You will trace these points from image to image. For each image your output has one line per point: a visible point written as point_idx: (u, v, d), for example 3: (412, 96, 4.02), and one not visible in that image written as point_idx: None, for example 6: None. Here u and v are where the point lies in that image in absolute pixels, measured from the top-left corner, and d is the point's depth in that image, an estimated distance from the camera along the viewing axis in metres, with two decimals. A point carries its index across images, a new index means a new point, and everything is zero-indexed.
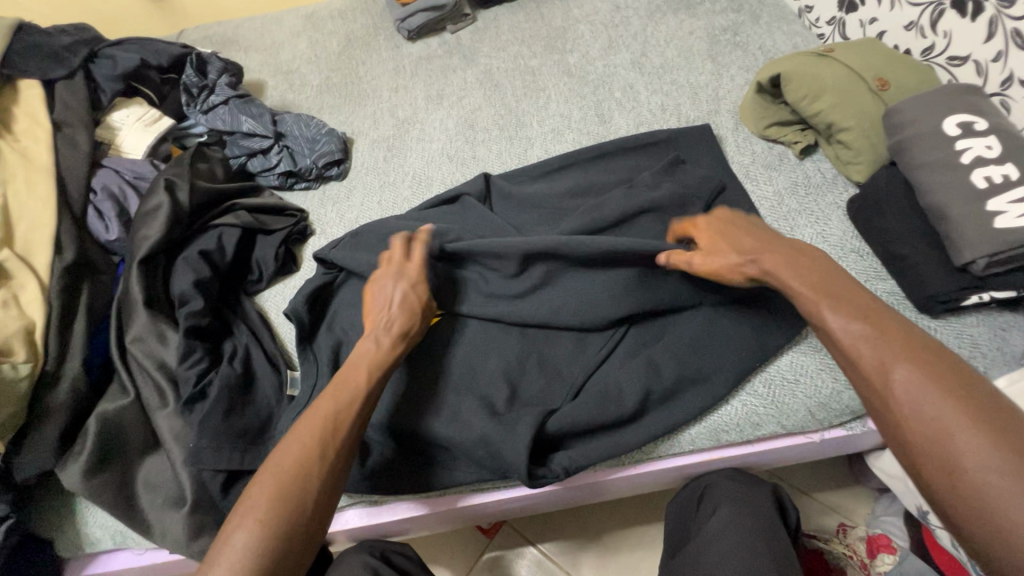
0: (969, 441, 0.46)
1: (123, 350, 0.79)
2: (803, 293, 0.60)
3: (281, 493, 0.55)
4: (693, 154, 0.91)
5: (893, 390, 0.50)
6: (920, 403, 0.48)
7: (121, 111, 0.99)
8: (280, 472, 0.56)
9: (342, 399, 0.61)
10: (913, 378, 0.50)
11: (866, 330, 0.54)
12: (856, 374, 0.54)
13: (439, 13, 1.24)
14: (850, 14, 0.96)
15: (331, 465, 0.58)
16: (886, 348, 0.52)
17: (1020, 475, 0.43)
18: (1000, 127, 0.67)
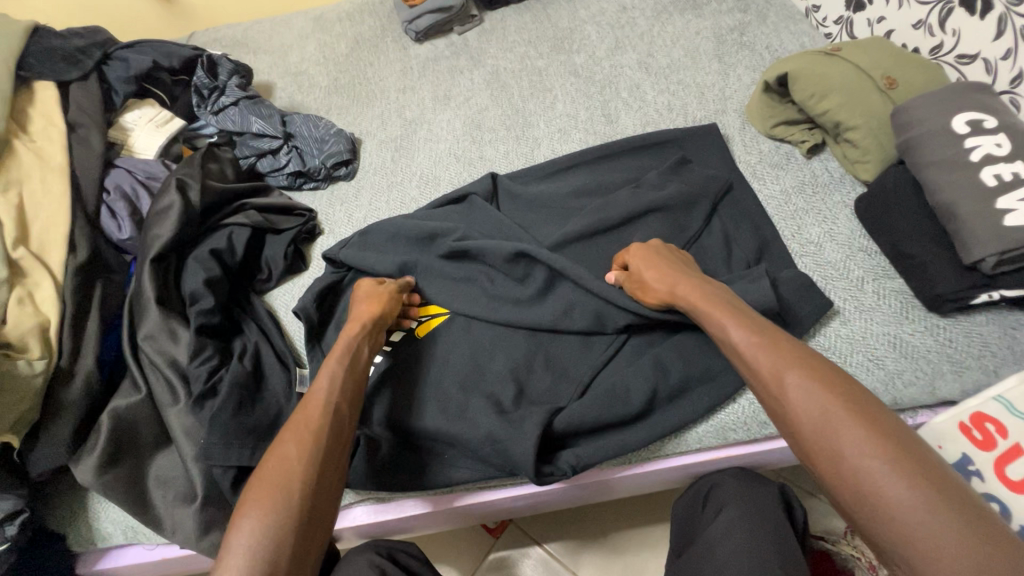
0: (847, 440, 0.48)
1: (135, 347, 0.81)
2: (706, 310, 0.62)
3: (273, 487, 0.55)
4: (699, 153, 0.91)
5: (787, 399, 0.52)
6: (811, 411, 0.50)
7: (133, 113, 1.01)
8: (271, 465, 0.56)
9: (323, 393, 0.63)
10: (803, 387, 0.51)
11: (760, 343, 0.56)
12: (755, 385, 0.56)
13: (447, 14, 1.25)
14: (858, 14, 0.96)
15: (321, 454, 0.58)
16: (777, 359, 0.54)
17: (903, 475, 0.45)
18: (1010, 125, 0.66)
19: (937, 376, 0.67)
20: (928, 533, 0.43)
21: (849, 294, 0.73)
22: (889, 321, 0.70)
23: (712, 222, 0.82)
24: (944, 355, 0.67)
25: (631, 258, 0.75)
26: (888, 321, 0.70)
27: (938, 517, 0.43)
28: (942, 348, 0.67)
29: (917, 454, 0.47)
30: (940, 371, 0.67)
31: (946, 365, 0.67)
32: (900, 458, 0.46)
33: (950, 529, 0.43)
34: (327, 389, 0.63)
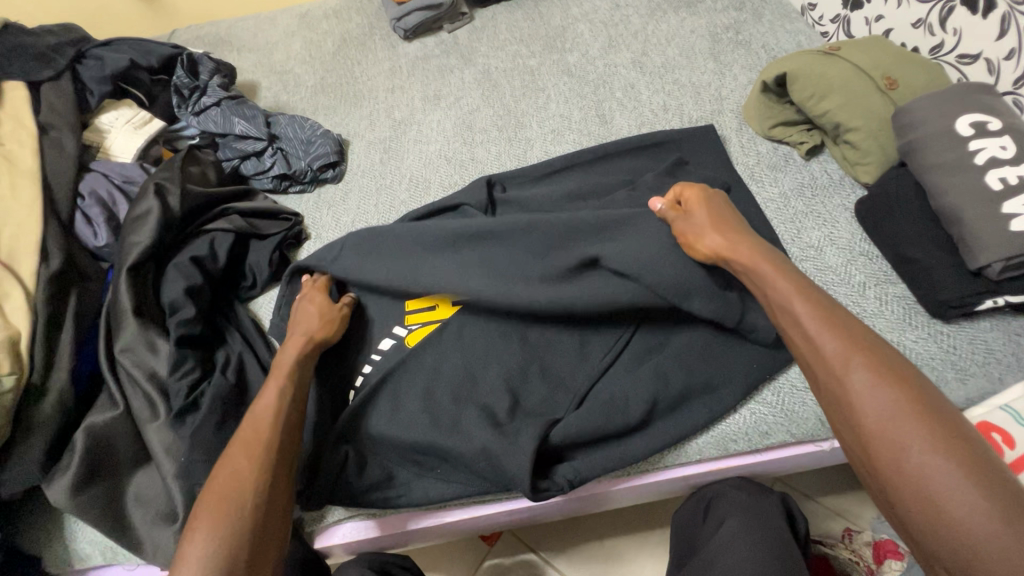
0: (911, 437, 0.47)
1: (112, 360, 0.77)
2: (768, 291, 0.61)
3: (218, 497, 0.55)
4: (696, 155, 0.89)
5: (850, 390, 0.51)
6: (877, 405, 0.49)
7: (110, 114, 0.97)
8: (213, 484, 0.56)
9: (265, 406, 0.63)
10: (868, 379, 0.50)
11: (825, 329, 0.54)
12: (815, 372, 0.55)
13: (436, 12, 1.22)
14: (855, 12, 0.94)
15: (263, 468, 0.58)
16: (844, 348, 0.53)
17: (970, 480, 0.44)
18: (1014, 127, 0.64)
19: (941, 384, 0.65)
20: (991, 542, 0.42)
21: (851, 300, 0.72)
22: (892, 327, 0.69)
23: None
24: (949, 363, 0.66)
25: (689, 203, 0.73)
26: (891, 328, 0.69)
27: (999, 526, 0.42)
28: (947, 355, 0.66)
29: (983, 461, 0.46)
30: (944, 379, 0.65)
31: (951, 372, 0.65)
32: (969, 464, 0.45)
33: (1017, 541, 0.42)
34: (268, 402, 0.64)
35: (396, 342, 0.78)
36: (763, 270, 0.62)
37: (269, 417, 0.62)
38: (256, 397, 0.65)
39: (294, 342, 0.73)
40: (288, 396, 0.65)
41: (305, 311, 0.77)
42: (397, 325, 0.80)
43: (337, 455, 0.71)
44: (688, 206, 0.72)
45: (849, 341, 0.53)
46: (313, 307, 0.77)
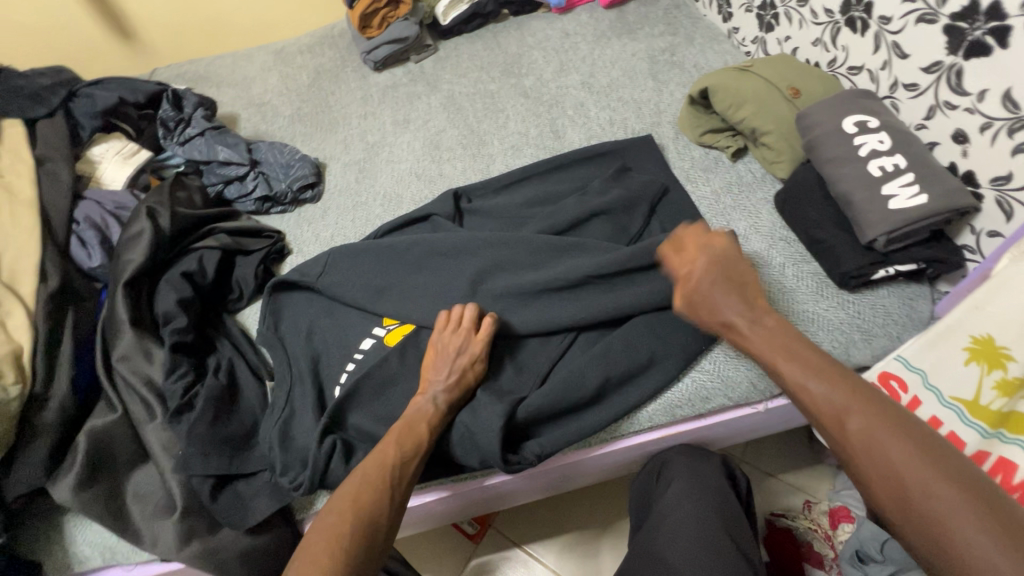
0: (913, 476, 0.48)
1: (109, 369, 0.83)
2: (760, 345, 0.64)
3: (342, 525, 0.60)
4: (638, 161, 1.00)
5: (859, 445, 0.52)
6: (870, 433, 0.52)
7: (100, 146, 1.05)
8: (354, 508, 0.62)
9: (409, 450, 0.69)
10: (863, 413, 0.53)
11: (814, 376, 0.58)
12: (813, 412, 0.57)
13: (402, 45, 1.33)
14: (769, 34, 1.08)
15: (393, 511, 0.64)
16: (837, 389, 0.56)
17: (956, 494, 0.46)
18: (889, 124, 0.77)
19: (849, 345, 0.76)
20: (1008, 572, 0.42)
21: (773, 278, 0.82)
22: (807, 299, 0.80)
23: (651, 222, 0.91)
24: (855, 326, 0.77)
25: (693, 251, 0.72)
26: (807, 299, 0.80)
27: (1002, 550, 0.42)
28: (853, 320, 0.77)
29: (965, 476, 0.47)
30: (852, 340, 0.76)
31: (857, 334, 0.76)
32: (976, 499, 0.45)
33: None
34: (415, 445, 0.69)
35: (375, 341, 0.85)
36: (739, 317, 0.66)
37: (408, 466, 0.68)
38: (402, 434, 0.70)
39: (443, 405, 0.73)
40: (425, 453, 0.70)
41: (454, 366, 0.75)
42: (377, 326, 0.86)
43: (324, 444, 0.75)
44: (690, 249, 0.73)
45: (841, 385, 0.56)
46: (454, 368, 0.75)
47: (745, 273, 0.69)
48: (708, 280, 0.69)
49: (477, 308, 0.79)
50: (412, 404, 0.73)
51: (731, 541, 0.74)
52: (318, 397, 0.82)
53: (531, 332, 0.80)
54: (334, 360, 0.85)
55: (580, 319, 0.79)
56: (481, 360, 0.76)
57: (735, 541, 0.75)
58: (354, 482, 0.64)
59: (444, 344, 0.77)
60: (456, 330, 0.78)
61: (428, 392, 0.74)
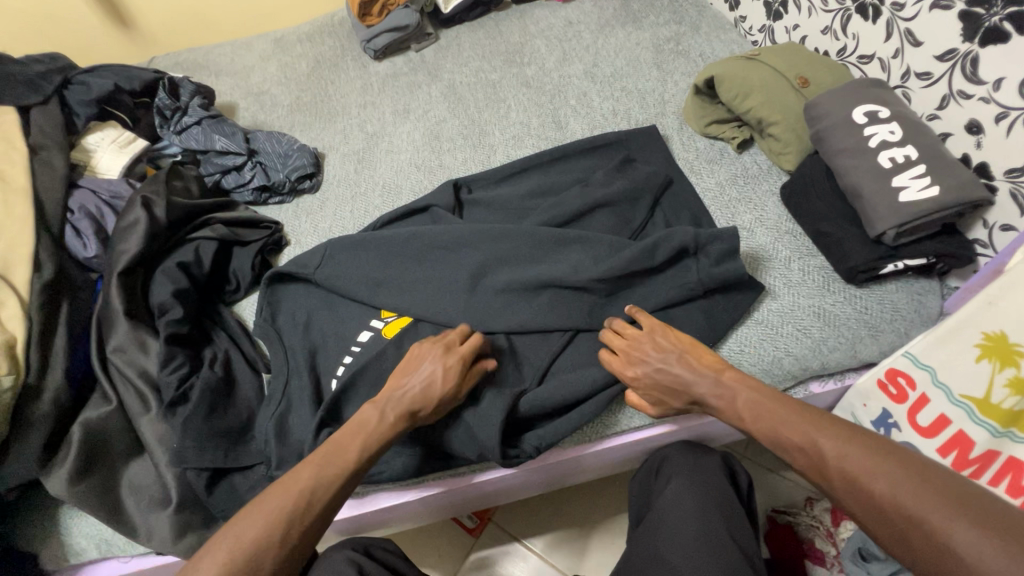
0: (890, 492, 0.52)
1: (104, 360, 0.82)
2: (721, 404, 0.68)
3: (233, 550, 0.57)
4: (642, 152, 0.98)
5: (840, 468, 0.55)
6: (848, 463, 0.55)
7: (96, 134, 1.03)
8: (234, 550, 0.57)
9: (324, 478, 0.63)
10: (838, 445, 0.57)
11: (782, 422, 0.62)
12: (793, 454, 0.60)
13: (403, 33, 1.30)
14: (777, 22, 1.05)
15: (286, 553, 0.59)
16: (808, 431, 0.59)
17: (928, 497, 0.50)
18: (901, 114, 0.74)
19: (856, 340, 0.75)
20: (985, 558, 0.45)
21: (779, 272, 0.81)
22: (813, 293, 0.78)
23: (655, 214, 0.89)
24: (862, 322, 0.75)
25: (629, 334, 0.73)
26: (813, 294, 0.78)
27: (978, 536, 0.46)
28: (860, 315, 0.75)
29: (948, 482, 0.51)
30: (859, 336, 0.75)
31: (864, 330, 0.75)
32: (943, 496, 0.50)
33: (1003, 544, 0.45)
34: (332, 475, 0.63)
35: (372, 334, 0.83)
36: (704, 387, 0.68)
37: (322, 497, 0.62)
38: (325, 459, 0.64)
39: (389, 418, 0.68)
40: (348, 482, 0.64)
41: (431, 381, 0.70)
42: (374, 319, 0.85)
43: (320, 437, 0.75)
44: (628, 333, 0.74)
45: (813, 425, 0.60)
46: (429, 380, 0.70)
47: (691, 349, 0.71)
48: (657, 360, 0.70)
49: (466, 327, 0.76)
50: (365, 412, 0.69)
51: (731, 539, 0.73)
52: (315, 390, 0.81)
53: (531, 326, 0.79)
54: (331, 352, 0.84)
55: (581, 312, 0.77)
56: (457, 375, 0.71)
57: (736, 540, 0.73)
58: (253, 517, 0.59)
59: (422, 354, 0.73)
60: (437, 343, 0.74)
61: (393, 402, 0.69)
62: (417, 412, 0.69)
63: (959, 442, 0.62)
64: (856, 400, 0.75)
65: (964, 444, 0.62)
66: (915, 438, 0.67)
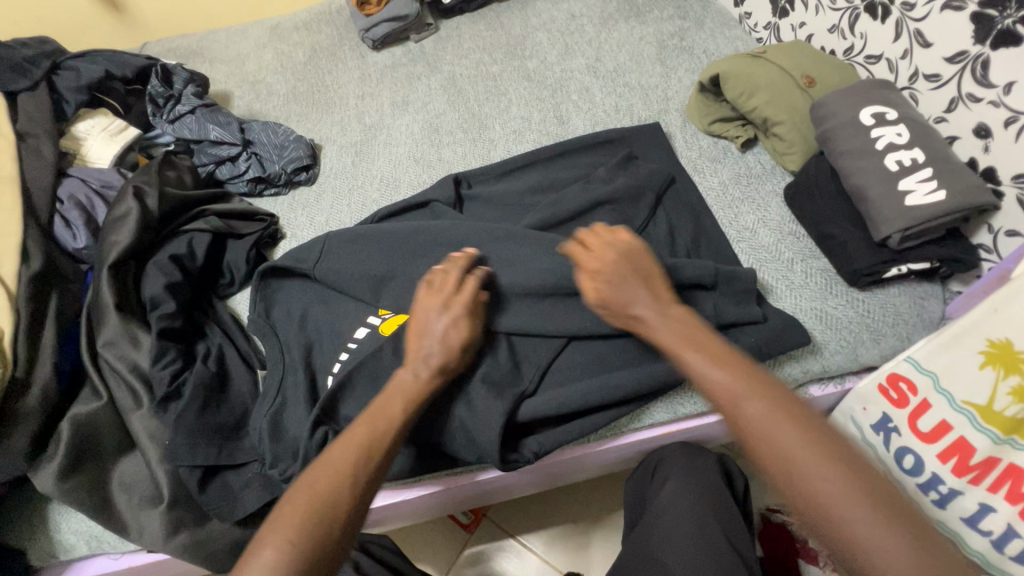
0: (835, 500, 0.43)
1: (95, 354, 0.80)
2: (708, 350, 0.54)
3: (308, 511, 0.53)
4: (644, 150, 0.97)
5: (783, 449, 0.46)
6: (816, 478, 0.44)
7: (86, 121, 1.00)
8: (298, 519, 0.52)
9: (378, 430, 0.59)
10: (806, 439, 0.46)
11: (738, 383, 0.50)
12: (735, 420, 0.49)
13: (403, 23, 1.28)
14: (783, 20, 1.04)
15: (348, 506, 0.54)
16: (769, 400, 0.49)
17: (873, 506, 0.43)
18: (909, 116, 0.74)
19: (857, 344, 0.74)
20: None
21: (781, 274, 0.80)
22: (816, 296, 0.77)
23: (657, 213, 0.88)
24: (864, 325, 0.75)
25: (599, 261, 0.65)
26: (815, 297, 0.77)
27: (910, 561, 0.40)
28: (862, 319, 0.75)
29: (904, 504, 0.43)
30: (860, 340, 0.74)
31: (866, 333, 0.74)
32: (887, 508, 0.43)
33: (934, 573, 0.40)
34: (382, 429, 0.60)
35: (369, 330, 0.82)
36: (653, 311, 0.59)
37: (378, 448, 0.58)
38: (369, 420, 0.60)
39: (428, 371, 0.65)
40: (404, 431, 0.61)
41: (458, 314, 0.69)
42: (371, 316, 0.83)
43: (315, 436, 0.73)
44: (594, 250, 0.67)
45: (776, 404, 0.48)
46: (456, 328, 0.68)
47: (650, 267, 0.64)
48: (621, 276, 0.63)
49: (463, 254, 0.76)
50: (396, 381, 0.65)
51: (728, 544, 0.73)
52: (310, 387, 0.80)
53: (530, 326, 0.78)
54: (328, 348, 0.83)
55: (582, 313, 0.76)
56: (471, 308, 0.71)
57: (733, 545, 0.73)
58: (324, 471, 0.55)
59: (427, 310, 0.69)
60: (441, 293, 0.71)
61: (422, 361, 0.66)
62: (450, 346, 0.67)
63: (959, 447, 0.63)
64: (856, 404, 0.75)
65: (965, 450, 0.62)
66: (915, 443, 0.67)
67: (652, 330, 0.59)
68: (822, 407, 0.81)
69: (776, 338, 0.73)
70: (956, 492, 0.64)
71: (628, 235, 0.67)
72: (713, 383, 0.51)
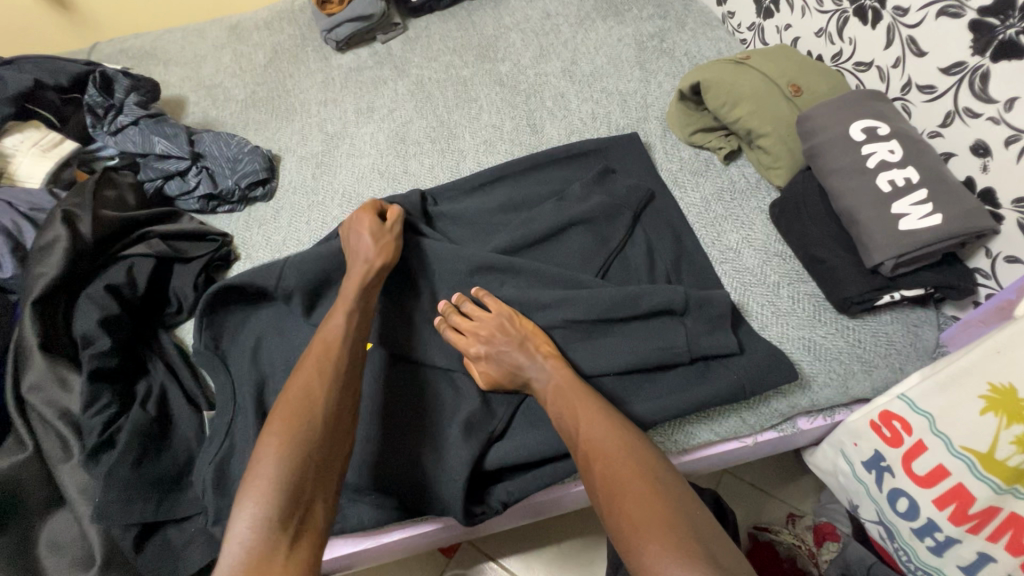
0: (637, 523, 0.50)
1: (20, 400, 0.73)
2: (590, 449, 0.57)
3: (292, 412, 0.56)
4: (622, 162, 0.91)
5: (614, 482, 0.53)
6: (633, 506, 0.51)
7: (13, 136, 0.92)
8: (286, 419, 0.55)
9: (333, 335, 0.64)
10: (625, 472, 0.54)
11: (592, 426, 0.59)
12: (608, 514, 0.52)
13: (367, 23, 1.19)
14: (767, 21, 0.98)
15: (333, 388, 0.59)
16: (609, 440, 0.57)
17: (661, 527, 0.49)
18: (902, 132, 0.68)
19: (848, 376, 0.69)
20: None
21: (767, 300, 0.75)
22: (803, 324, 0.73)
23: (635, 232, 0.82)
24: (855, 356, 0.70)
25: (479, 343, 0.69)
26: (803, 325, 0.73)
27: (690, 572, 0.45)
28: (853, 349, 0.70)
29: (684, 526, 0.49)
30: (851, 372, 0.69)
31: (857, 365, 0.69)
32: (673, 530, 0.48)
33: None
34: (334, 331, 0.64)
35: None
36: (534, 372, 0.66)
37: (338, 342, 0.63)
38: (322, 327, 0.65)
39: (359, 273, 0.70)
40: (359, 322, 0.66)
41: (498, 338, 0.69)
42: None
43: None
44: (469, 331, 0.70)
45: (651, 503, 0.51)
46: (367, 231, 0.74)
47: (525, 327, 0.71)
48: (501, 350, 0.68)
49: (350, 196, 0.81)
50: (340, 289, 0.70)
51: None
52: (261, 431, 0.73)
53: None
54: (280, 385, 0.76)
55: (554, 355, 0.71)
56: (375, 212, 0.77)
57: None
58: (299, 374, 0.60)
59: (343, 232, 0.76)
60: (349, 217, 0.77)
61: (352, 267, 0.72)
62: (524, 358, 0.67)
63: (958, 495, 0.58)
64: (847, 438, 0.70)
65: (963, 498, 0.58)
66: (909, 486, 0.62)
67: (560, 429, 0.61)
68: (810, 436, 0.76)
69: (761, 373, 0.67)
70: (953, 540, 0.60)
71: (495, 303, 0.73)
72: (597, 479, 0.55)
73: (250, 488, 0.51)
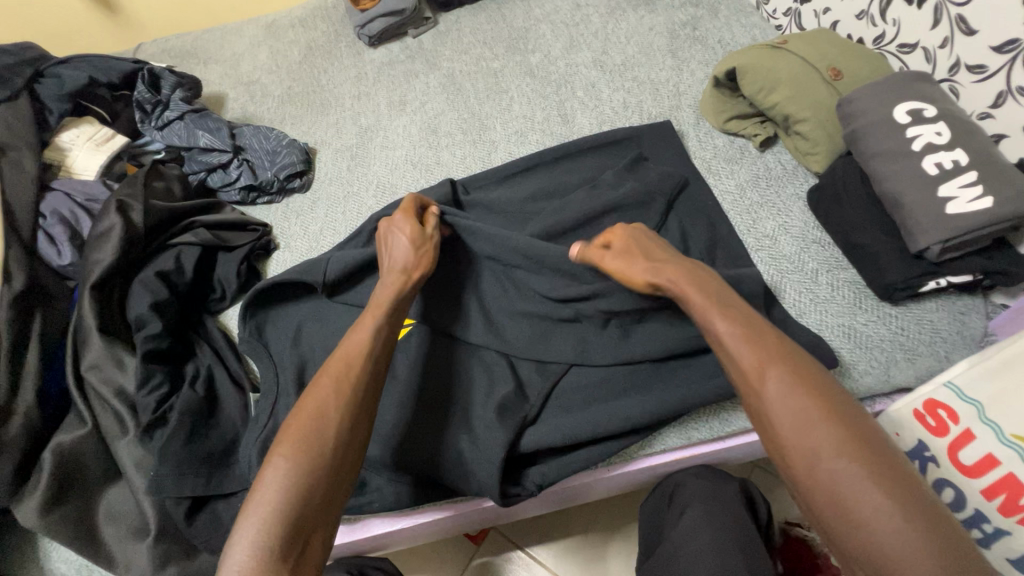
0: (842, 473, 0.43)
1: (80, 379, 0.77)
2: (767, 380, 0.48)
3: (303, 429, 0.53)
4: (655, 151, 0.90)
5: (811, 423, 0.45)
6: (843, 459, 0.44)
7: (70, 132, 0.97)
8: (298, 439, 0.53)
9: (353, 350, 0.61)
10: (821, 415, 0.46)
11: (772, 355, 0.49)
12: (794, 454, 0.46)
13: (399, 18, 1.21)
14: (804, 5, 0.96)
15: (348, 411, 0.56)
16: (797, 375, 0.48)
17: (876, 480, 0.43)
18: (950, 113, 0.66)
19: (890, 365, 0.68)
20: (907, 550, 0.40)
21: (805, 287, 0.74)
22: (843, 312, 0.71)
23: (669, 220, 0.81)
24: (898, 344, 0.68)
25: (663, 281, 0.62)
26: (843, 312, 0.71)
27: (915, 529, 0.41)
28: (896, 337, 0.69)
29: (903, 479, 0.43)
30: (894, 360, 0.68)
31: (900, 353, 0.68)
32: (895, 484, 0.42)
33: (930, 547, 0.40)
34: (359, 343, 0.61)
35: None
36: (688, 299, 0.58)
37: (359, 355, 0.60)
38: (346, 338, 0.62)
39: (391, 278, 0.69)
40: (383, 340, 0.63)
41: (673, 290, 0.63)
42: None
43: None
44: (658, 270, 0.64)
45: (864, 450, 0.44)
46: (408, 232, 0.73)
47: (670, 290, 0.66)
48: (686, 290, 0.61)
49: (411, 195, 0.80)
50: (373, 293, 0.68)
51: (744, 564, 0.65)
52: None
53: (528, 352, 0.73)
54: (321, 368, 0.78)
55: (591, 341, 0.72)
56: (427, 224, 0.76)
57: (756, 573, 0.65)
58: (319, 385, 0.57)
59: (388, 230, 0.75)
60: (405, 214, 0.76)
61: (388, 270, 0.71)
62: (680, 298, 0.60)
63: (1011, 486, 0.56)
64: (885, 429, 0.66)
65: (1014, 488, 0.56)
66: (956, 476, 0.60)
67: (731, 351, 0.51)
68: None
69: None
70: (1003, 531, 0.58)
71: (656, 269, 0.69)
72: (783, 417, 0.47)
73: (256, 503, 0.50)
